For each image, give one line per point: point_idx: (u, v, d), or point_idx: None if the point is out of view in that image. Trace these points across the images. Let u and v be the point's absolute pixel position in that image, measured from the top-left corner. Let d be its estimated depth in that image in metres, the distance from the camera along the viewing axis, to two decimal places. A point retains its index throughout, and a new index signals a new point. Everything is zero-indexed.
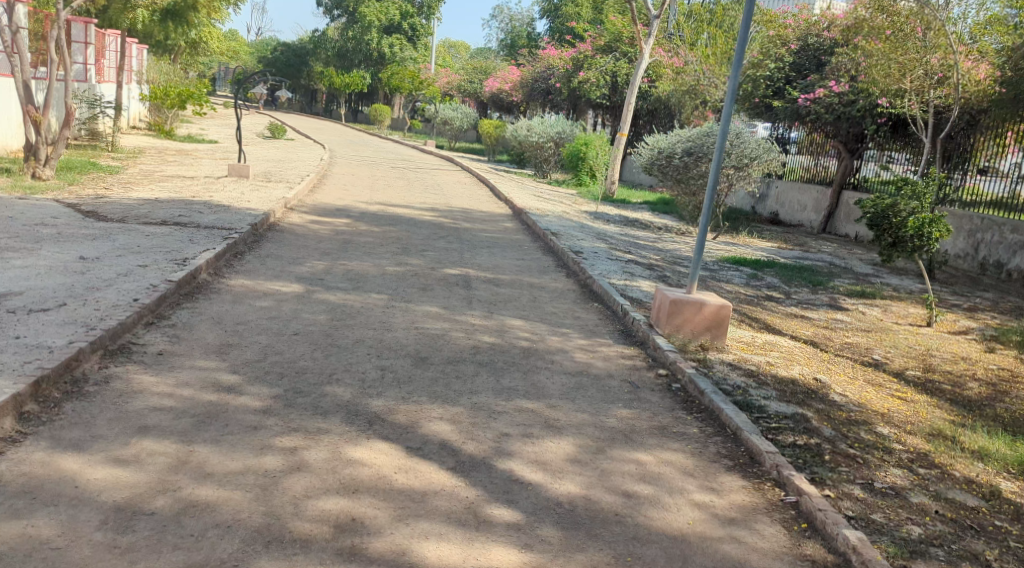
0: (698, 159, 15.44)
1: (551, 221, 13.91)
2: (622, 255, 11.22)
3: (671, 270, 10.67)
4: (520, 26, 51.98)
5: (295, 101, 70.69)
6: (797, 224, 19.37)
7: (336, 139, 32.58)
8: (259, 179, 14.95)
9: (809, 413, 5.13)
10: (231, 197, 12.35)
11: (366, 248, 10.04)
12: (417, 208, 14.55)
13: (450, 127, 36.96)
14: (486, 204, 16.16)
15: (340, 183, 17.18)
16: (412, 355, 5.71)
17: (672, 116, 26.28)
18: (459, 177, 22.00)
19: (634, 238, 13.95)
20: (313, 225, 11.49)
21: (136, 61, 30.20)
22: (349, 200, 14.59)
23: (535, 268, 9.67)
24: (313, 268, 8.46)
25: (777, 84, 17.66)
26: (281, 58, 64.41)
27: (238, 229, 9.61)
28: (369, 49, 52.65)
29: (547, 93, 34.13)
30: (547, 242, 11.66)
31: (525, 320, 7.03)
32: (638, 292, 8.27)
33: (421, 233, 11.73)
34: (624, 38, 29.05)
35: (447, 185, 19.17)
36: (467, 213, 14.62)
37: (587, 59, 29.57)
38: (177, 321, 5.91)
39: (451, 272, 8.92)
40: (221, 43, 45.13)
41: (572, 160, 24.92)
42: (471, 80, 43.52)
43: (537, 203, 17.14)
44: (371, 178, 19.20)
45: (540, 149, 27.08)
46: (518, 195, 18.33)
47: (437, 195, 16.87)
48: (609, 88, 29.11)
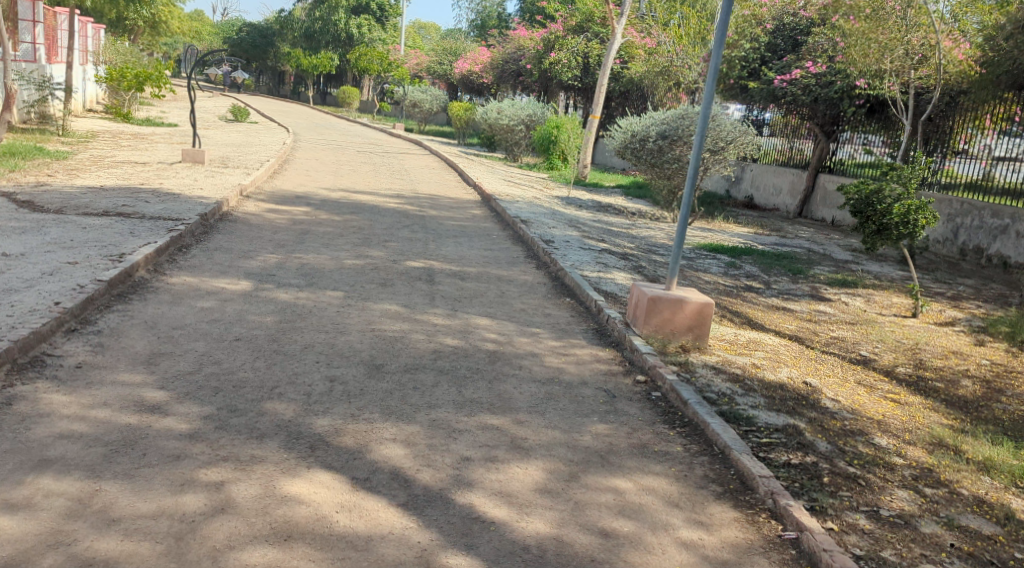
0: (673, 142, 15.02)
1: (522, 207, 13.40)
2: (595, 243, 10.76)
3: (646, 259, 10.20)
4: (489, 6, 51.21)
5: (261, 84, 69.34)
6: (772, 208, 19.03)
7: (302, 122, 31.74)
8: (215, 165, 14.26)
9: (801, 424, 4.68)
10: (183, 184, 11.69)
11: (325, 239, 9.46)
12: (381, 195, 13.96)
13: (419, 110, 36.23)
14: (454, 190, 15.61)
15: (302, 168, 16.51)
16: (367, 362, 5.18)
17: (645, 98, 25.82)
18: (427, 161, 21.39)
19: (607, 224, 13.49)
20: (269, 213, 10.89)
21: (91, 41, 29.12)
22: (310, 186, 13.96)
23: (504, 259, 9.16)
24: (265, 262, 7.90)
25: (751, 65, 17.30)
26: (246, 40, 63.06)
27: (186, 220, 8.99)
28: (336, 30, 51.59)
29: (518, 74, 33.53)
30: (517, 230, 11.15)
31: (491, 319, 6.52)
32: (612, 285, 7.79)
33: (384, 222, 11.15)
34: (596, 17, 28.48)
35: (414, 170, 18.57)
36: (434, 199, 14.06)
37: (558, 39, 29.00)
38: (104, 328, 5.34)
39: (415, 265, 8.38)
40: (182, 23, 43.89)
41: (543, 143, 24.39)
42: (441, 61, 42.74)
43: (507, 188, 16.61)
44: (335, 163, 18.53)
45: (511, 132, 26.51)
46: (487, 179, 17.79)
47: (403, 181, 16.29)
48: (581, 69, 28.59)
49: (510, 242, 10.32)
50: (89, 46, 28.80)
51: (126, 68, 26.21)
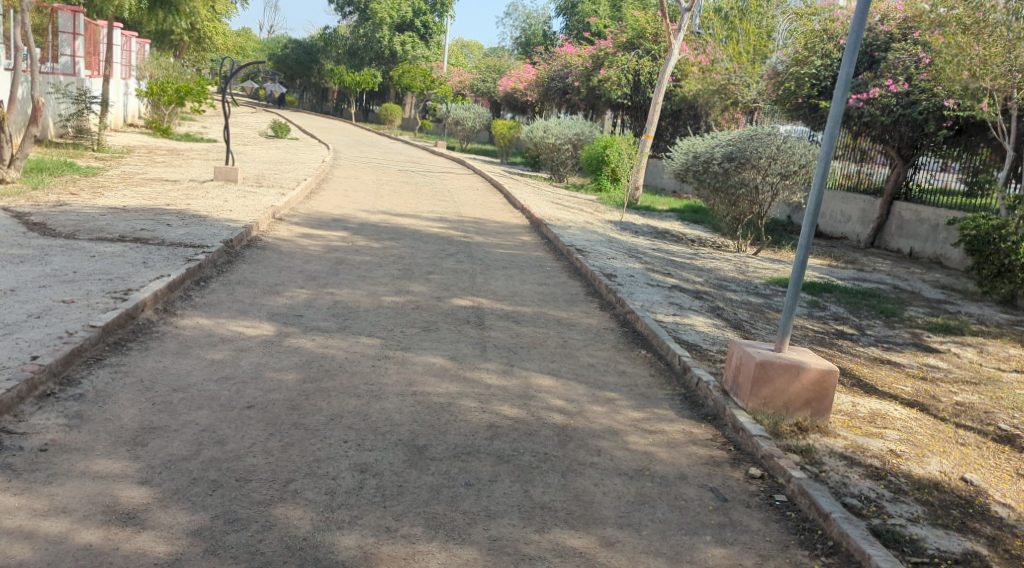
0: (740, 165, 13.90)
1: (577, 234, 12.41)
2: (662, 277, 9.70)
3: (720, 298, 9.07)
4: (535, 23, 50.51)
5: (304, 100, 69.29)
6: (839, 237, 17.78)
7: (343, 139, 31.06)
8: (249, 183, 13.41)
9: (983, 548, 3.50)
10: (212, 204, 10.82)
11: (361, 270, 8.48)
12: (424, 218, 12.99)
13: (462, 127, 35.44)
14: (501, 214, 14.60)
15: (341, 188, 15.65)
16: (407, 440, 4.16)
17: (699, 118, 24.67)
18: (471, 181, 20.45)
19: (669, 255, 12.40)
20: (301, 237, 9.96)
21: (133, 55, 28.72)
22: (347, 208, 13.05)
23: (562, 296, 8.10)
24: (293, 299, 6.93)
25: (823, 83, 16.65)
26: (290, 56, 63.03)
27: (208, 247, 8.06)
28: (380, 47, 51.23)
29: (564, 92, 32.57)
30: (573, 261, 10.09)
31: (556, 378, 5.46)
32: (693, 335, 6.69)
33: (427, 250, 10.17)
34: (648, 34, 27.39)
35: (458, 191, 17.62)
36: (481, 224, 13.04)
37: (607, 56, 28.04)
38: (88, 390, 4.38)
39: (462, 304, 7.35)
40: (227, 39, 43.69)
41: (591, 163, 23.32)
42: (484, 79, 42.01)
43: (558, 212, 15.58)
44: (374, 182, 17.64)
45: (557, 152, 25.50)
46: (535, 201, 16.79)
47: (447, 203, 15.33)
48: (631, 87, 27.54)
49: (567, 275, 9.25)
50: (131, 60, 28.40)
51: (167, 82, 25.70)
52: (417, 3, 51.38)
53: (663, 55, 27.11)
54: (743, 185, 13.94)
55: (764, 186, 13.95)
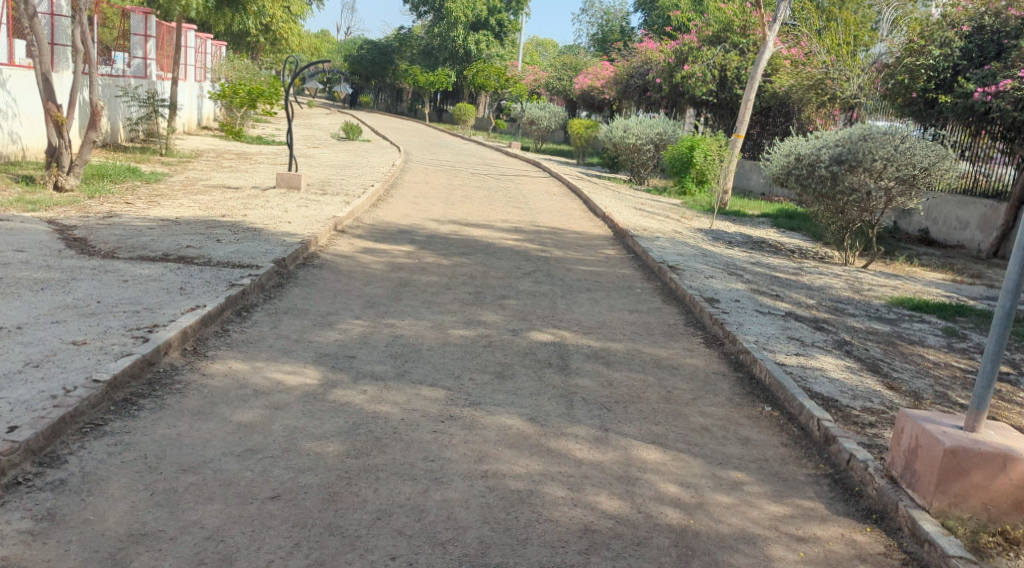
0: (850, 169, 12.57)
1: (667, 245, 11.30)
2: (771, 299, 8.52)
3: (842, 327, 7.80)
4: (612, 19, 49.20)
5: (379, 101, 69.29)
6: (955, 245, 16.09)
7: (416, 141, 30.35)
8: (313, 191, 12.64)
9: None
10: (270, 216, 10.03)
11: (427, 293, 7.50)
12: (499, 230, 12.00)
13: (536, 127, 34.40)
14: (581, 222, 13.51)
15: (410, 195, 14.79)
16: (476, 560, 3.14)
17: (791, 115, 23.09)
18: (547, 185, 19.38)
19: (770, 270, 11.15)
20: (362, 253, 9.06)
21: (208, 58, 28.58)
22: (415, 219, 12.14)
23: (656, 328, 6.96)
24: (348, 332, 5.98)
25: (942, 74, 15.40)
26: (366, 57, 62.97)
27: (258, 267, 7.18)
28: (455, 47, 50.58)
29: (644, 90, 31.22)
30: (666, 280, 8.93)
31: (663, 450, 4.36)
32: (825, 385, 5.48)
33: (501, 267, 9.15)
34: (735, 26, 25.90)
35: (534, 196, 16.57)
36: (560, 235, 11.97)
37: (691, 51, 26.58)
38: (73, 473, 3.46)
39: (542, 338, 6.29)
40: (302, 40, 43.53)
41: (675, 164, 22.12)
42: (560, 77, 40.89)
43: (642, 219, 14.39)
44: (445, 187, 16.75)
45: (638, 153, 24.29)
46: (617, 207, 15.66)
47: (523, 210, 14.30)
48: (717, 84, 26.08)
49: (660, 299, 8.10)
50: (205, 62, 28.28)
51: (239, 84, 25.48)
52: (492, 1, 50.63)
53: (752, 49, 25.55)
54: (853, 190, 12.60)
55: (878, 194, 12.50)
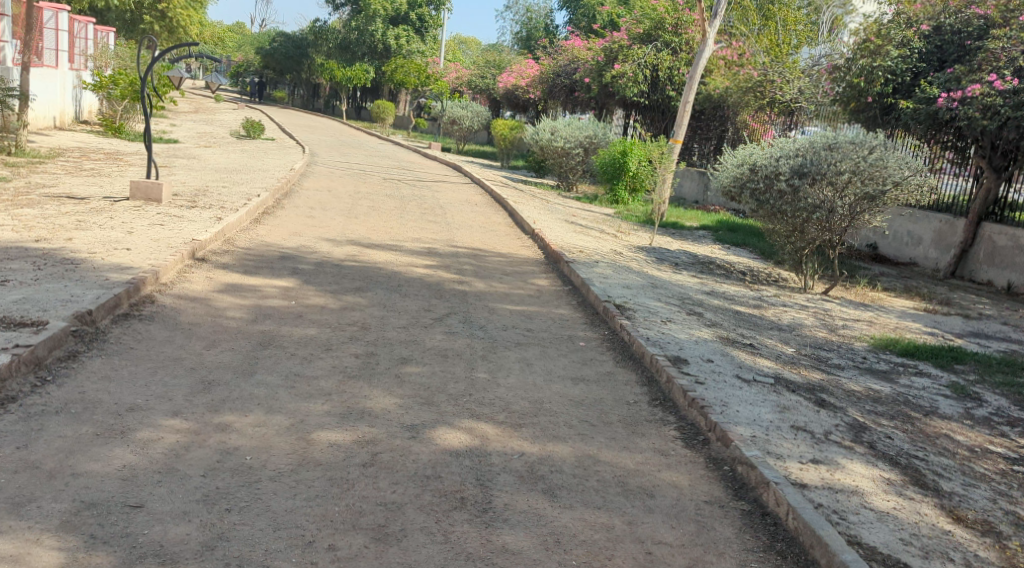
0: (813, 183, 10.91)
1: (609, 274, 9.48)
2: (750, 354, 6.66)
3: (841, 393, 6.02)
4: (535, 16, 47.60)
5: (295, 96, 66.17)
6: (907, 263, 14.81)
7: (327, 141, 28.08)
8: (178, 204, 10.45)
9: None
10: (104, 242, 7.87)
11: (296, 361, 5.46)
12: (407, 254, 9.97)
13: (458, 127, 32.35)
14: (505, 241, 11.64)
15: (306, 206, 12.70)
16: None
17: (727, 119, 21.31)
18: (468, 193, 17.47)
19: (728, 302, 9.44)
20: (220, 295, 6.97)
21: (88, 44, 25.94)
22: (305, 241, 10.06)
23: (612, 411, 5.06)
24: (149, 446, 3.93)
25: (901, 78, 13.88)
26: (279, 50, 59.82)
27: (41, 328, 5.06)
28: (373, 41, 48.26)
29: (571, 90, 29.57)
30: (614, 327, 7.05)
31: None
32: (877, 528, 3.63)
33: (405, 310, 7.15)
34: (667, 25, 24.35)
35: (452, 208, 14.62)
36: (481, 260, 10.03)
37: (621, 50, 24.89)
38: None
39: (451, 442, 4.31)
40: (205, 30, 40.59)
41: (606, 170, 20.55)
42: (483, 75, 39.06)
43: (574, 237, 12.59)
44: (350, 196, 14.65)
45: (566, 157, 22.59)
46: (547, 222, 13.87)
47: (437, 226, 12.36)
48: (648, 85, 24.58)
49: (609, 358, 6.21)
50: (85, 50, 25.64)
51: (119, 74, 23.16)
52: None
53: (686, 49, 24.09)
54: (814, 207, 10.95)
55: (842, 211, 10.86)
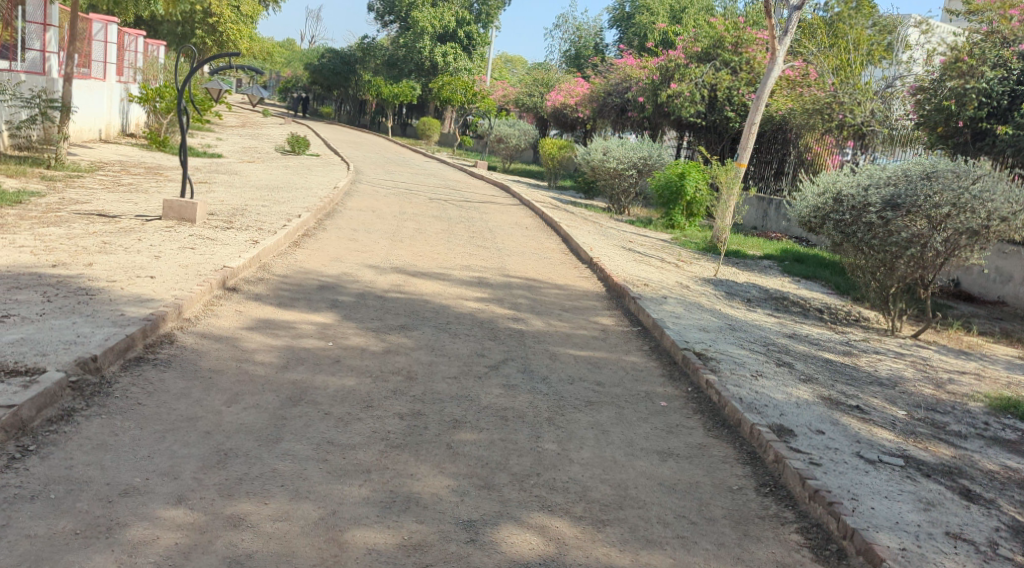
0: (907, 215, 9.81)
1: (682, 314, 8.51)
2: (864, 424, 5.63)
3: (983, 476, 4.98)
4: (585, 34, 46.83)
5: (342, 112, 66.16)
6: (995, 302, 13.56)
7: (372, 158, 27.51)
8: (213, 224, 9.73)
9: None
10: (126, 268, 7.13)
11: (331, 424, 4.61)
12: (456, 284, 9.12)
13: (504, 145, 31.58)
14: (561, 271, 10.74)
15: (349, 228, 11.95)
16: None
17: (789, 141, 20.22)
18: (517, 215, 16.63)
19: (814, 350, 8.42)
20: (250, 333, 6.17)
21: (136, 56, 25.72)
22: (346, 267, 9.26)
23: (713, 502, 4.13)
24: (141, 551, 3.10)
25: (997, 100, 12.71)
26: (328, 66, 59.80)
27: (33, 379, 4.28)
28: (421, 58, 47.92)
29: (623, 109, 28.63)
30: (700, 383, 6.09)
31: None
32: None
33: (457, 354, 6.29)
34: (727, 43, 23.40)
35: (502, 232, 13.78)
36: (537, 294, 9.14)
37: (678, 68, 23.86)
38: None
39: (520, 550, 3.42)
40: (254, 45, 40.53)
41: (662, 192, 19.50)
42: (531, 93, 38.35)
43: (635, 267, 11.64)
44: (394, 217, 13.89)
45: (619, 178, 21.63)
46: (604, 249, 12.92)
47: (487, 252, 11.51)
48: (705, 105, 23.37)
49: (698, 427, 5.27)
50: (133, 62, 25.41)
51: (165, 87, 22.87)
52: (461, 12, 48.30)
53: (746, 68, 23.00)
54: (908, 241, 9.84)
55: (941, 246, 9.75)
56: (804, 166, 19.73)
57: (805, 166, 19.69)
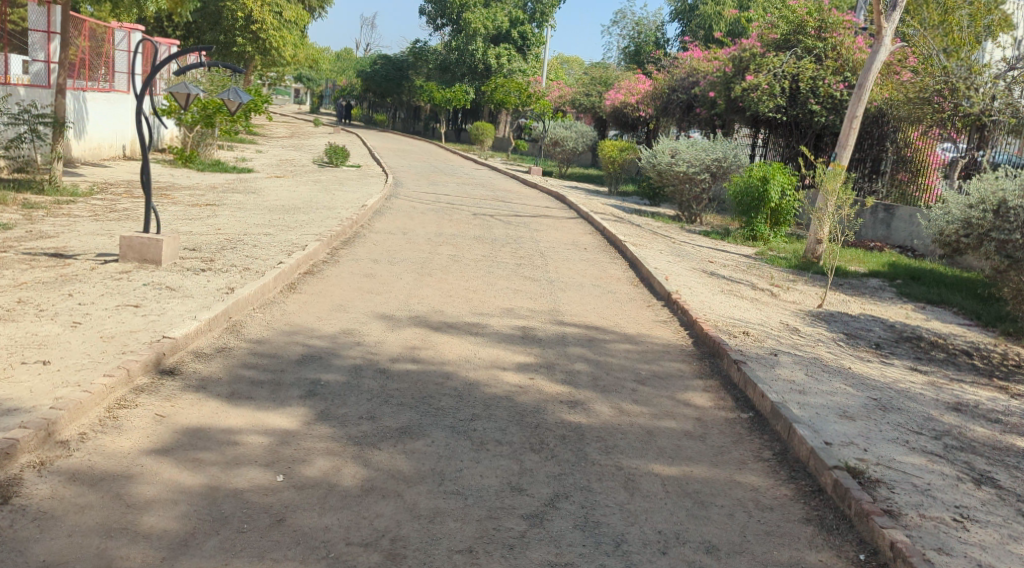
0: None
1: (807, 386, 6.09)
2: None
3: None
4: (645, 28, 44.12)
5: (395, 119, 64.56)
6: None
7: (418, 166, 25.57)
8: (185, 266, 7.66)
9: None
10: (17, 347, 5.04)
11: None
12: (492, 342, 6.86)
13: (560, 149, 29.29)
14: (631, 312, 8.42)
15: (369, 261, 9.80)
16: None
17: (886, 136, 17.39)
18: (574, 232, 14.36)
19: (999, 433, 5.91)
20: (158, 461, 3.99)
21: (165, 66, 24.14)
22: (350, 320, 7.08)
23: None
24: None
25: None
26: (379, 72, 58.33)
27: None
28: (474, 60, 46.04)
29: (689, 106, 26.14)
30: (879, 542, 3.78)
31: None
32: None
33: (481, 491, 4.03)
34: (810, 28, 20.64)
35: (557, 256, 11.53)
36: (600, 355, 6.81)
37: (755, 59, 21.15)
38: None
39: None
40: (298, 51, 38.99)
41: (741, 199, 16.99)
42: (588, 92, 36.02)
43: (723, 301, 9.22)
44: (427, 241, 11.73)
45: (689, 184, 19.12)
46: (682, 277, 10.52)
47: (537, 288, 9.23)
48: (785, 98, 20.56)
49: None
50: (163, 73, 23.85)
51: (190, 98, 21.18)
52: (514, 12, 46.23)
53: (832, 55, 20.25)
54: None
55: None
56: (903, 167, 17.00)
57: (905, 163, 16.98)
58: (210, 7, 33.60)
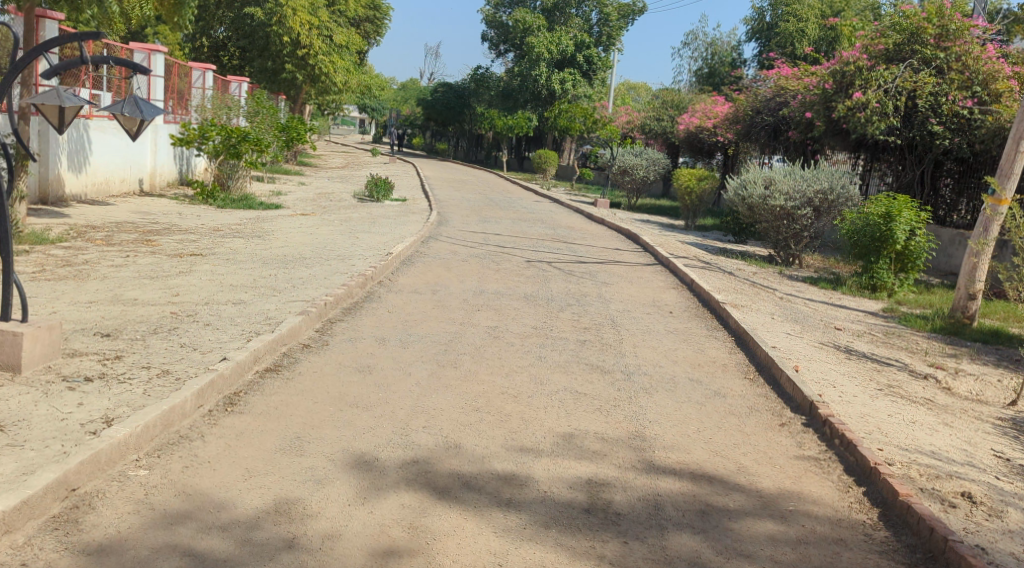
0: None
1: None
2: None
3: None
4: (720, 49, 40.93)
5: (456, 147, 62.29)
6: None
7: (472, 199, 22.87)
8: (62, 375, 4.94)
9: None
10: None
11: None
12: (535, 528, 3.91)
13: (630, 178, 26.29)
14: (758, 441, 5.36)
15: (373, 341, 6.96)
16: None
17: None
18: (654, 285, 11.34)
19: None
20: None
21: (196, 93, 21.99)
22: (301, 476, 4.23)
23: None
24: None
25: None
26: (440, 100, 56.26)
27: None
28: (537, 86, 43.32)
29: (777, 129, 22.92)
30: None
31: None
32: None
33: None
34: (929, 35, 16.79)
35: (633, 327, 8.53)
36: (728, 558, 3.80)
37: (863, 72, 17.07)
38: None
39: None
40: (352, 77, 36.77)
41: (856, 239, 13.83)
42: (659, 117, 32.99)
43: (890, 414, 6.07)
44: (461, 303, 8.88)
45: (787, 221, 15.93)
46: (814, 363, 7.39)
47: (611, 390, 6.24)
48: (900, 118, 16.87)
49: None
50: (194, 101, 21.74)
51: (211, 125, 18.82)
52: (580, 35, 43.41)
53: (957, 66, 16.46)
54: None
55: None
56: None
57: None
58: (256, 33, 31.55)
